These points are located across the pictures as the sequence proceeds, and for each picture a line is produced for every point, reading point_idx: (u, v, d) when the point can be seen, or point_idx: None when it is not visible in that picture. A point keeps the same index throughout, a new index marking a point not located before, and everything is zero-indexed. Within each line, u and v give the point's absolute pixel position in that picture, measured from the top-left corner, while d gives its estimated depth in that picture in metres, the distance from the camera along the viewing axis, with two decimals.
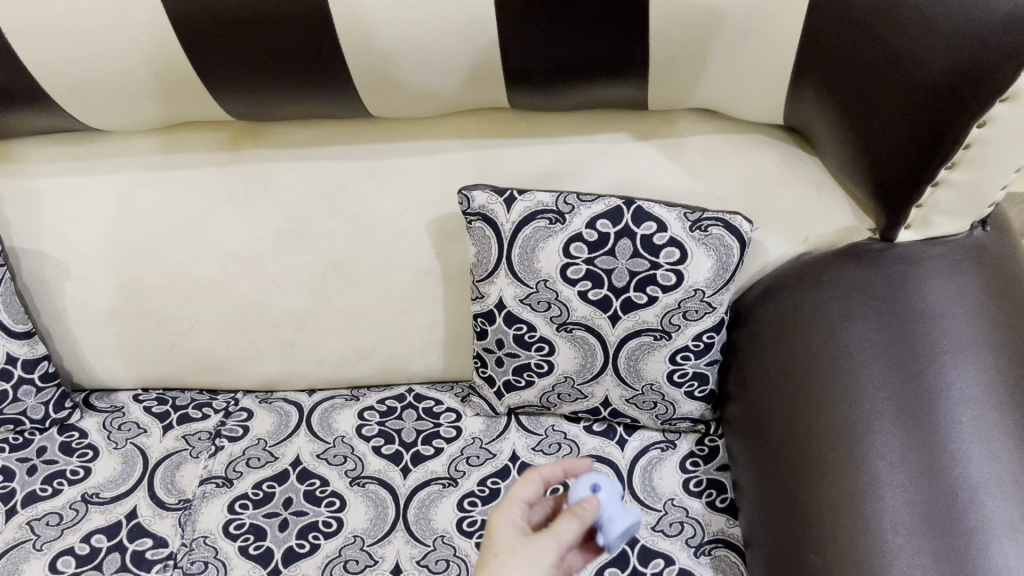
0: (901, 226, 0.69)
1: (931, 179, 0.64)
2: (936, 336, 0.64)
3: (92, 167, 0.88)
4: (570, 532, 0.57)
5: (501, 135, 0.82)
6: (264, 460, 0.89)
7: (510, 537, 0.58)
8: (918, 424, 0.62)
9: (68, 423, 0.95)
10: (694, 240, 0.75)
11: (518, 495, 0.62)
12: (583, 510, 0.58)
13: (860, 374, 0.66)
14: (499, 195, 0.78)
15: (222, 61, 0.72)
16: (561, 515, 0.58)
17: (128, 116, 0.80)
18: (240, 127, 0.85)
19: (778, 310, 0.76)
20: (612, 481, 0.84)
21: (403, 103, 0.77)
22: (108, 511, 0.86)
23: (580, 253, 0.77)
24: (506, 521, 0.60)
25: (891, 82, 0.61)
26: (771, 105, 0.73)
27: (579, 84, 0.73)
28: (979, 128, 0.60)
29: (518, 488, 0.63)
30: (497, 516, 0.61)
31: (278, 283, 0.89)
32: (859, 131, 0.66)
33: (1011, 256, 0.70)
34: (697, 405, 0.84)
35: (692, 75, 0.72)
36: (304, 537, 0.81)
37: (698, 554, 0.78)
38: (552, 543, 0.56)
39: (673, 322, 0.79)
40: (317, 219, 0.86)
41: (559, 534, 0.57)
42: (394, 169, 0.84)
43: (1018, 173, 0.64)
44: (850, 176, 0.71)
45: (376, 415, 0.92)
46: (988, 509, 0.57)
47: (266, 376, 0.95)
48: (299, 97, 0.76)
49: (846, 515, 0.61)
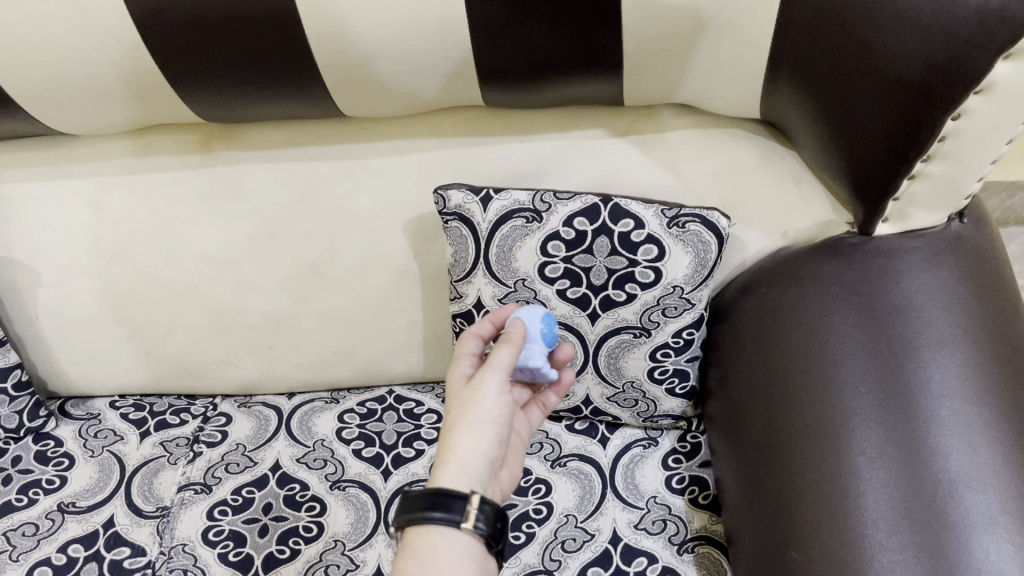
0: (879, 220, 0.69)
1: (907, 172, 0.64)
2: (915, 330, 0.64)
3: (61, 172, 0.86)
4: (506, 358, 0.63)
5: (475, 134, 0.81)
6: (243, 465, 0.88)
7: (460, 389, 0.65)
8: (898, 419, 0.61)
9: (44, 432, 0.94)
10: (672, 237, 0.75)
11: (465, 351, 0.68)
12: (512, 335, 0.64)
13: (839, 370, 0.65)
14: (475, 195, 0.77)
15: (189, 61, 0.70)
16: (498, 345, 0.65)
17: (96, 120, 0.79)
18: (211, 129, 0.84)
19: (758, 306, 0.76)
20: (594, 480, 0.84)
21: (376, 102, 0.76)
22: (85, 520, 0.85)
23: (558, 252, 0.77)
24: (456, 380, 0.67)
25: (864, 77, 0.60)
26: (746, 101, 0.73)
27: (552, 81, 0.72)
28: (954, 120, 0.59)
29: (464, 344, 0.69)
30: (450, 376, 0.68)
31: (253, 287, 0.88)
32: (833, 124, 0.65)
33: (988, 248, 0.70)
34: (678, 402, 0.84)
35: (665, 71, 0.71)
36: (284, 543, 0.81)
37: (681, 552, 0.78)
38: (491, 377, 0.63)
39: (652, 319, 0.78)
40: (292, 220, 0.85)
41: (496, 363, 0.63)
42: (369, 169, 0.83)
43: (994, 164, 0.64)
44: (827, 170, 0.71)
45: (356, 417, 0.91)
46: (969, 504, 0.56)
47: (244, 381, 0.94)
48: (269, 97, 0.75)
49: (828, 512, 0.61)
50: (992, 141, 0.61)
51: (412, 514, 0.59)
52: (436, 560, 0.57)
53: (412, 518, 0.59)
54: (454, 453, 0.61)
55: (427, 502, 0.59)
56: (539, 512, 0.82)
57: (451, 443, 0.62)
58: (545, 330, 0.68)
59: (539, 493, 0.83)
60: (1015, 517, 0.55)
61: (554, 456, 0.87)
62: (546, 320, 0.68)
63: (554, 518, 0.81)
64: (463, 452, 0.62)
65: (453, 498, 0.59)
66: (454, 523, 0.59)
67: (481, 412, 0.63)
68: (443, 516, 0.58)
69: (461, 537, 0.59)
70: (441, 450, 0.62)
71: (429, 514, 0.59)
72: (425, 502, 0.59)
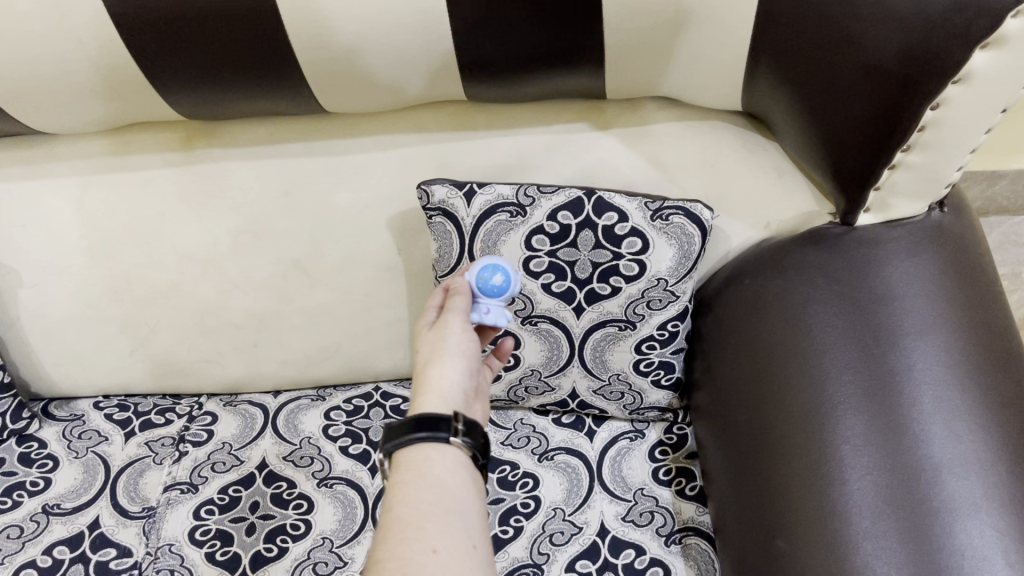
0: (861, 210, 0.69)
1: (888, 160, 0.64)
2: (897, 318, 0.64)
3: (40, 171, 0.85)
4: (462, 303, 0.66)
5: (458, 128, 0.81)
6: (230, 464, 0.88)
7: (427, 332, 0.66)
8: (882, 407, 0.62)
9: (27, 433, 0.94)
10: (656, 229, 0.75)
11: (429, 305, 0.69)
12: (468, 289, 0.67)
13: (823, 360, 0.66)
14: (459, 189, 0.77)
15: (167, 57, 0.70)
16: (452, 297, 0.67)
17: (76, 117, 0.78)
18: (192, 126, 0.83)
19: (742, 297, 0.76)
20: (582, 473, 0.84)
21: (358, 97, 0.75)
22: (70, 522, 0.85)
23: (542, 245, 0.77)
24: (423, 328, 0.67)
25: (844, 67, 0.60)
26: (730, 92, 0.73)
27: (534, 74, 0.72)
28: (932, 109, 0.60)
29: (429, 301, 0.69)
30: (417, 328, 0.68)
31: (237, 285, 0.88)
32: (813, 114, 0.66)
33: (968, 237, 0.70)
34: (664, 394, 0.85)
35: (646, 64, 0.71)
36: (272, 541, 0.81)
37: (669, 543, 0.78)
38: (454, 317, 0.65)
39: (637, 312, 0.79)
40: (275, 217, 0.84)
41: (455, 308, 0.66)
42: (352, 165, 0.82)
43: (973, 154, 0.64)
44: (809, 161, 0.71)
45: (343, 414, 0.91)
46: (952, 489, 0.57)
47: (229, 379, 0.94)
48: (249, 92, 0.74)
49: (814, 500, 0.62)
50: (971, 131, 0.62)
51: (400, 437, 0.59)
52: (430, 469, 0.58)
53: (401, 440, 0.59)
54: (432, 384, 0.62)
55: (413, 423, 0.59)
56: (527, 506, 0.82)
57: (427, 378, 0.62)
58: (489, 277, 0.67)
59: (526, 487, 0.84)
60: (998, 501, 0.56)
61: (542, 450, 0.87)
62: (489, 266, 0.67)
63: (542, 512, 0.82)
64: (442, 383, 0.62)
65: (439, 417, 0.59)
66: (443, 437, 0.59)
67: (453, 347, 0.63)
68: (430, 432, 0.59)
69: (451, 452, 0.60)
70: (419, 386, 0.62)
71: (415, 434, 0.59)
72: (411, 424, 0.59)
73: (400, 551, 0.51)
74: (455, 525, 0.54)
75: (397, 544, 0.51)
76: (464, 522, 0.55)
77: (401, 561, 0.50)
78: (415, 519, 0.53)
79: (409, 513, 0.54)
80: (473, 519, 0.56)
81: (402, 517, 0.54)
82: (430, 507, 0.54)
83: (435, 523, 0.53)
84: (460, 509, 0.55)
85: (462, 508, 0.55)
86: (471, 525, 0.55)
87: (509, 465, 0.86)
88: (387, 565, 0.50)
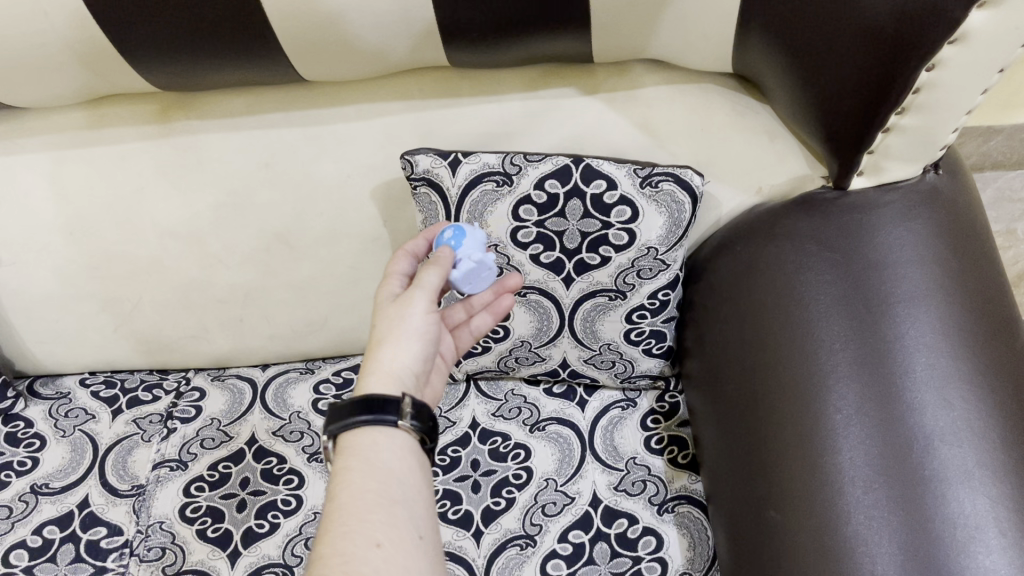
0: (854, 174, 0.68)
1: (881, 124, 0.62)
2: (890, 284, 0.63)
3: (14, 146, 0.84)
4: (435, 280, 0.64)
5: (442, 96, 0.78)
6: (219, 440, 0.88)
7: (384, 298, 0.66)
8: (874, 375, 0.61)
9: (13, 412, 0.95)
10: (646, 197, 0.73)
11: (394, 271, 0.68)
12: (440, 258, 0.65)
13: (816, 329, 0.65)
14: (443, 158, 0.75)
15: (136, 29, 0.68)
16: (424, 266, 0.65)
17: (48, 90, 0.76)
18: (168, 98, 0.81)
19: (733, 264, 0.75)
20: (573, 443, 0.84)
21: (339, 65, 0.73)
22: (59, 501, 0.86)
23: (530, 216, 0.75)
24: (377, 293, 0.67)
25: (838, 28, 0.58)
26: (718, 55, 0.71)
27: (518, 39, 0.70)
28: (927, 70, 0.58)
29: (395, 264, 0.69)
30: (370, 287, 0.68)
31: (220, 260, 0.86)
32: (805, 75, 0.64)
33: (964, 200, 0.69)
34: (655, 362, 0.84)
35: (632, 29, 0.69)
36: (263, 517, 0.82)
37: (662, 512, 0.78)
38: (421, 296, 0.64)
39: (627, 281, 0.78)
40: (257, 190, 0.82)
41: (425, 284, 0.64)
42: (334, 135, 0.80)
43: (969, 115, 0.62)
44: (801, 124, 0.69)
45: (332, 388, 0.91)
46: (944, 457, 0.56)
47: (217, 355, 0.94)
48: (224, 63, 0.72)
49: (806, 468, 0.61)
50: (965, 93, 0.60)
51: (345, 420, 0.59)
52: (376, 455, 0.58)
53: (346, 423, 0.59)
54: (382, 365, 0.62)
55: (358, 406, 0.59)
56: (519, 477, 0.82)
57: (376, 357, 0.62)
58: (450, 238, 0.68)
59: (518, 458, 0.83)
60: (992, 470, 0.55)
61: (533, 421, 0.86)
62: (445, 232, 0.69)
63: (534, 483, 0.82)
64: (393, 365, 0.62)
65: (386, 401, 0.59)
66: (390, 421, 0.59)
67: (409, 329, 0.64)
68: (377, 416, 0.59)
69: (398, 436, 0.60)
70: (368, 363, 0.63)
71: (361, 417, 0.59)
72: (358, 406, 0.59)
73: (342, 547, 0.52)
74: (399, 517, 0.55)
75: (339, 537, 0.52)
76: (408, 512, 0.55)
77: (342, 558, 0.51)
78: (358, 510, 0.54)
79: (352, 504, 0.54)
80: (418, 509, 0.56)
81: (345, 509, 0.54)
82: (374, 498, 0.55)
83: (379, 515, 0.54)
84: (405, 500, 0.56)
85: (407, 497, 0.56)
86: (415, 515, 0.56)
87: (500, 437, 0.85)
88: (328, 562, 0.51)
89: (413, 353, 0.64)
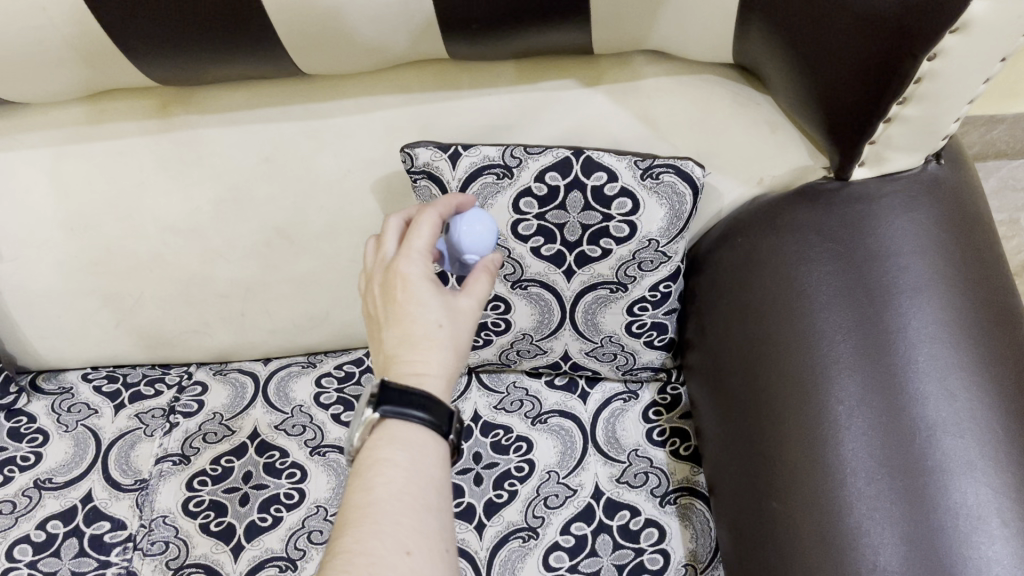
0: (855, 164, 0.67)
1: (883, 114, 0.62)
2: (893, 275, 0.63)
3: (13, 142, 0.84)
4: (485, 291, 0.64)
5: (441, 88, 0.78)
6: (221, 434, 0.89)
7: (437, 290, 0.61)
8: (876, 366, 0.60)
9: (16, 408, 0.95)
10: (646, 189, 0.73)
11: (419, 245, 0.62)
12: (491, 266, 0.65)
13: (818, 320, 0.65)
14: (443, 151, 0.75)
15: (132, 22, 0.67)
16: (478, 272, 0.64)
17: (46, 85, 0.76)
18: (167, 92, 0.81)
19: (734, 255, 0.75)
20: (575, 436, 0.84)
21: (336, 58, 0.73)
22: (62, 496, 0.86)
23: (530, 208, 0.75)
24: (418, 275, 0.60)
25: (839, 18, 0.58)
26: (718, 46, 0.70)
27: (517, 31, 0.69)
28: (929, 60, 0.58)
29: (416, 232, 0.62)
30: (406, 262, 0.61)
31: (221, 254, 0.86)
32: (806, 66, 0.63)
33: (966, 191, 0.68)
34: (657, 354, 0.84)
35: (633, 19, 0.69)
36: (266, 510, 0.82)
37: (664, 504, 0.78)
38: (476, 304, 0.63)
39: (628, 273, 0.77)
40: (257, 184, 0.82)
41: (478, 294, 0.63)
42: (334, 129, 0.80)
43: (971, 104, 0.62)
44: (801, 113, 0.69)
45: (334, 381, 0.92)
46: (946, 447, 0.56)
47: (219, 349, 0.94)
48: (225, 57, 0.72)
49: (808, 459, 0.61)
50: (967, 83, 0.59)
51: (401, 408, 0.57)
52: (418, 454, 0.57)
53: (401, 411, 0.57)
54: (447, 372, 0.59)
55: (420, 401, 0.57)
56: (521, 470, 0.82)
57: (439, 361, 0.59)
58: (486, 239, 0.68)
59: (520, 451, 0.84)
60: (994, 460, 0.55)
61: (535, 413, 0.86)
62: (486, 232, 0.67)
63: (537, 475, 0.82)
64: (451, 371, 0.60)
65: (445, 408, 0.58)
66: (441, 429, 0.58)
67: (463, 335, 0.62)
68: (432, 419, 0.58)
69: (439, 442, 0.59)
70: (428, 366, 0.59)
71: (419, 413, 0.57)
72: (418, 400, 0.57)
73: (371, 547, 0.51)
74: (432, 527, 0.54)
75: (369, 536, 0.51)
76: (439, 523, 0.54)
77: (370, 560, 0.50)
78: (392, 511, 0.53)
79: (388, 503, 0.53)
80: (447, 520, 0.56)
81: (381, 506, 0.53)
82: (411, 502, 0.54)
83: (414, 521, 0.53)
84: (438, 510, 0.55)
85: (440, 507, 0.55)
86: (444, 527, 0.55)
87: (502, 430, 0.85)
88: (355, 560, 0.50)
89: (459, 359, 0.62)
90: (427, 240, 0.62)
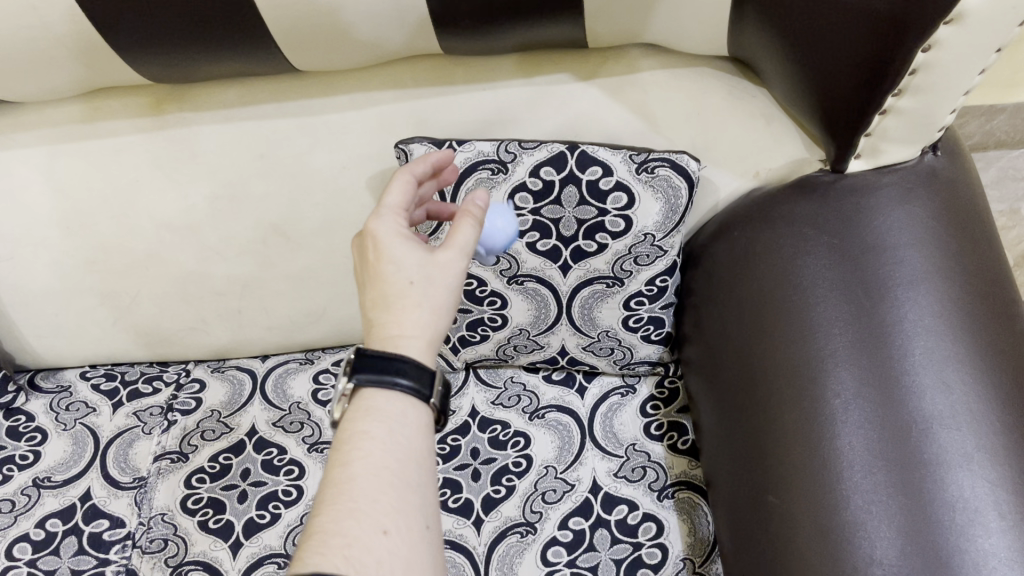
0: (852, 156, 0.67)
1: (878, 107, 0.62)
2: (889, 267, 0.63)
3: (9, 141, 0.84)
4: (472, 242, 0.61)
5: (436, 83, 0.78)
6: (219, 432, 0.89)
7: (412, 245, 0.59)
8: (872, 358, 0.60)
9: (14, 407, 0.95)
10: (642, 182, 0.73)
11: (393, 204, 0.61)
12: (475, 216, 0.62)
13: (814, 312, 0.65)
14: (438, 147, 0.75)
15: (123, 20, 0.67)
16: (462, 221, 0.62)
17: (40, 84, 0.76)
18: (161, 91, 0.81)
19: (731, 247, 0.74)
20: (573, 430, 0.84)
21: (328, 54, 0.73)
22: (61, 495, 0.87)
23: (526, 204, 0.75)
24: (391, 232, 0.59)
25: (835, 8, 0.58)
26: (713, 37, 0.70)
27: (510, 26, 0.69)
28: (924, 51, 0.57)
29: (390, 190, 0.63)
30: (375, 220, 0.60)
31: (217, 252, 0.86)
32: (801, 57, 0.63)
33: (963, 183, 0.68)
34: (654, 348, 0.84)
35: (626, 13, 0.68)
36: (264, 508, 0.82)
37: (661, 498, 0.79)
38: (461, 257, 0.60)
39: (624, 268, 0.77)
40: (252, 181, 0.82)
41: (463, 245, 0.61)
42: (329, 125, 0.80)
43: (967, 96, 0.62)
44: (797, 105, 0.69)
45: (332, 377, 0.92)
46: (943, 440, 0.56)
47: (216, 346, 0.94)
48: (217, 55, 0.72)
49: (805, 452, 0.61)
50: (963, 74, 0.59)
51: (381, 375, 0.56)
52: (398, 426, 0.55)
53: (380, 379, 0.56)
54: (423, 334, 0.58)
55: (399, 367, 0.56)
56: (519, 465, 0.82)
57: (414, 323, 0.58)
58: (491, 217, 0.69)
59: (518, 446, 0.84)
60: (991, 452, 0.55)
61: (532, 409, 0.86)
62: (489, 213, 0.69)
63: (534, 470, 0.82)
64: (431, 332, 0.59)
65: (428, 374, 0.57)
66: (423, 396, 0.57)
67: (447, 292, 0.60)
68: (414, 386, 0.56)
69: (421, 413, 0.58)
70: (403, 328, 0.57)
71: (399, 380, 0.56)
72: (397, 365, 0.56)
73: (346, 525, 0.50)
74: (411, 503, 0.53)
75: (345, 514, 0.50)
76: (420, 500, 0.53)
77: (345, 538, 0.49)
78: (370, 488, 0.52)
79: (365, 478, 0.52)
80: (428, 496, 0.54)
81: (358, 482, 0.52)
82: (389, 478, 0.52)
83: (392, 496, 0.52)
84: (418, 485, 0.54)
85: (421, 483, 0.54)
86: (425, 504, 0.54)
87: (500, 425, 0.85)
88: (330, 539, 0.49)
89: (446, 318, 0.60)
90: (399, 198, 0.62)
